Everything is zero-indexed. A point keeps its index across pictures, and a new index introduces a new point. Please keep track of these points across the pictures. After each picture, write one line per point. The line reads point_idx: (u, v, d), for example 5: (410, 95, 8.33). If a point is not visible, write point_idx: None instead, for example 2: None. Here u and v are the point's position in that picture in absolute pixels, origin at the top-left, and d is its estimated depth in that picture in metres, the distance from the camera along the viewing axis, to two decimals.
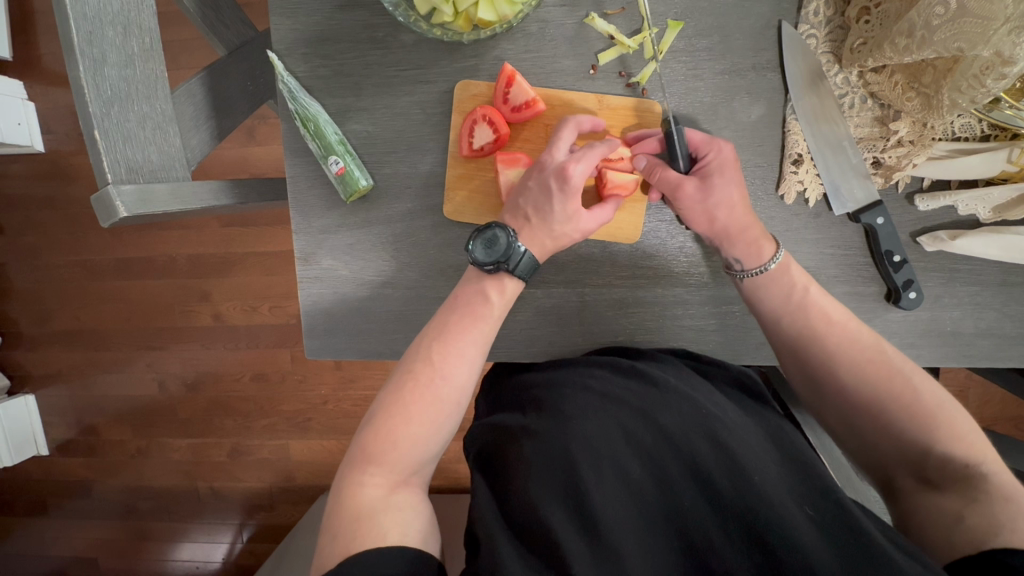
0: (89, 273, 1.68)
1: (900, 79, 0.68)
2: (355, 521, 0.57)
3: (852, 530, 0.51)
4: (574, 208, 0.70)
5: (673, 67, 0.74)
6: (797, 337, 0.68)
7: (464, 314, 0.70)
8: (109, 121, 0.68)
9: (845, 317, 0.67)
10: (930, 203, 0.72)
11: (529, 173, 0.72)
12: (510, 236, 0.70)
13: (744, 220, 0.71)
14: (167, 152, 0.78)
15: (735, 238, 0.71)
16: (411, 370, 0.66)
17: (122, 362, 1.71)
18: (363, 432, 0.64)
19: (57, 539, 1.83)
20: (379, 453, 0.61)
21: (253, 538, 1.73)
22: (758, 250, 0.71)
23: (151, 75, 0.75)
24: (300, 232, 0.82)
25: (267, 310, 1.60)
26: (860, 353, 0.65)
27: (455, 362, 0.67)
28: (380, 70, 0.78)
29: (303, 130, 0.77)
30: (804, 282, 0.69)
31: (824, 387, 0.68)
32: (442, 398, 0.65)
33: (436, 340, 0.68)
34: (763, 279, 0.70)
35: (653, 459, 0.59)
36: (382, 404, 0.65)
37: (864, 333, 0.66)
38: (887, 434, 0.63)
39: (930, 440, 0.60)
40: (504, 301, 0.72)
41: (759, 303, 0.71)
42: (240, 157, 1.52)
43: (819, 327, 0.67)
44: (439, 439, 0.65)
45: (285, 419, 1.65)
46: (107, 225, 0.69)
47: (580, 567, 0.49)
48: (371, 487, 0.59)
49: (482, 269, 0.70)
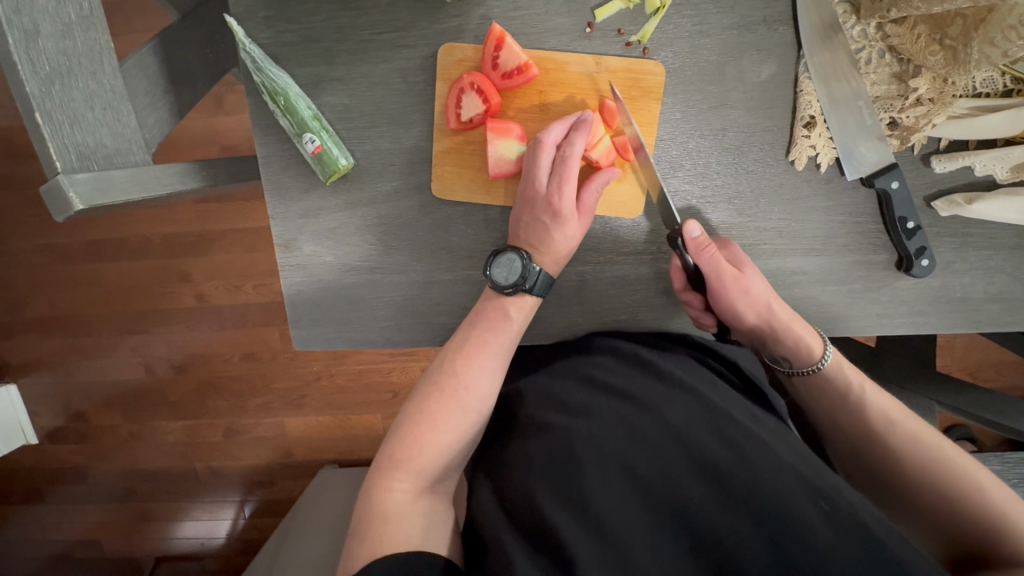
0: (61, 256, 1.60)
1: (924, 31, 0.63)
2: (383, 523, 0.56)
3: (867, 537, 0.48)
4: (571, 231, 0.70)
5: (677, 23, 0.68)
6: (858, 419, 0.67)
7: (484, 327, 0.69)
8: (51, 102, 0.60)
9: (891, 405, 0.66)
10: (947, 164, 0.69)
11: (522, 207, 0.71)
12: (526, 259, 0.69)
13: (788, 315, 0.70)
14: (123, 134, 0.69)
15: (784, 330, 0.70)
16: (437, 381, 0.66)
17: (104, 348, 1.65)
18: (390, 439, 0.63)
19: (58, 523, 1.80)
20: (406, 459, 0.60)
21: (256, 514, 1.71)
22: (807, 348, 0.69)
23: (95, 47, 0.66)
24: (277, 217, 0.76)
25: (251, 288, 1.55)
26: (911, 434, 0.64)
27: (478, 373, 0.66)
28: (354, 34, 0.71)
29: (272, 105, 0.70)
30: (860, 379, 0.67)
31: (863, 455, 0.67)
32: (466, 407, 0.64)
33: (459, 352, 0.68)
34: (816, 376, 0.70)
35: (660, 453, 0.55)
36: (408, 413, 0.65)
37: (915, 423, 0.65)
38: (938, 503, 0.60)
39: (989, 516, 0.57)
40: (522, 315, 0.71)
41: (812, 403, 0.72)
42: (209, 127, 1.41)
43: (875, 424, 0.65)
44: (461, 449, 0.64)
45: (279, 397, 1.61)
46: (63, 220, 0.63)
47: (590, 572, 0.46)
48: (398, 492, 0.58)
49: (502, 292, 0.69)
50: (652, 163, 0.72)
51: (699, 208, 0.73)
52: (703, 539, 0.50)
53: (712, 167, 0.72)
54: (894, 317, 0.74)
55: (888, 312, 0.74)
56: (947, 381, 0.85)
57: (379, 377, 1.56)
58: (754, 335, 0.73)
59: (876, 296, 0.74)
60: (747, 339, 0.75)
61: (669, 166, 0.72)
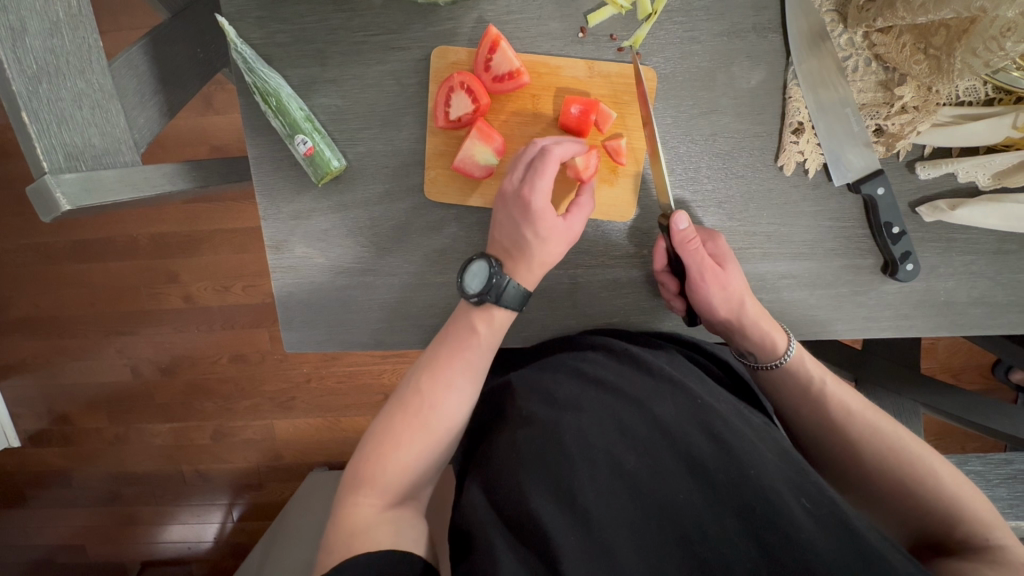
0: (45, 256, 1.58)
1: (908, 40, 0.64)
2: (350, 537, 0.55)
3: (849, 531, 0.48)
4: (546, 228, 0.68)
5: (669, 29, 0.69)
6: (821, 414, 0.67)
7: (454, 343, 0.68)
8: (39, 101, 0.59)
9: (856, 402, 0.66)
10: (932, 171, 0.70)
11: (498, 207, 0.70)
12: (495, 267, 0.68)
13: (755, 311, 0.70)
14: (111, 133, 0.68)
15: (749, 324, 0.70)
16: (404, 399, 0.65)
17: (90, 350, 1.63)
18: (358, 456, 0.62)
19: (41, 528, 1.77)
20: (372, 475, 0.60)
21: (244, 517, 1.69)
22: (773, 344, 0.70)
23: (83, 46, 0.65)
24: (269, 218, 0.76)
25: (240, 289, 1.53)
26: (872, 426, 0.64)
27: (446, 391, 0.65)
28: (347, 36, 0.71)
29: (264, 105, 0.70)
30: (821, 372, 0.68)
31: (824, 448, 0.67)
32: (435, 425, 0.63)
33: (427, 370, 0.66)
34: (779, 371, 0.70)
35: (648, 449, 0.55)
36: (376, 429, 0.64)
37: (873, 414, 0.66)
38: (895, 490, 0.61)
39: (943, 501, 0.59)
40: (492, 331, 0.69)
41: (774, 393, 0.73)
42: (197, 127, 1.40)
43: (837, 416, 0.65)
44: (431, 465, 0.64)
45: (268, 399, 1.60)
46: (50, 220, 0.62)
47: (573, 566, 0.45)
48: (364, 507, 0.58)
49: (470, 301, 0.68)
50: (642, 167, 0.73)
51: (690, 212, 0.74)
52: (688, 533, 0.50)
53: (703, 171, 0.72)
54: (879, 320, 0.76)
55: (874, 315, 0.76)
56: (933, 383, 0.87)
57: (370, 379, 1.55)
58: (721, 328, 0.73)
59: (863, 300, 0.75)
60: (714, 331, 0.76)
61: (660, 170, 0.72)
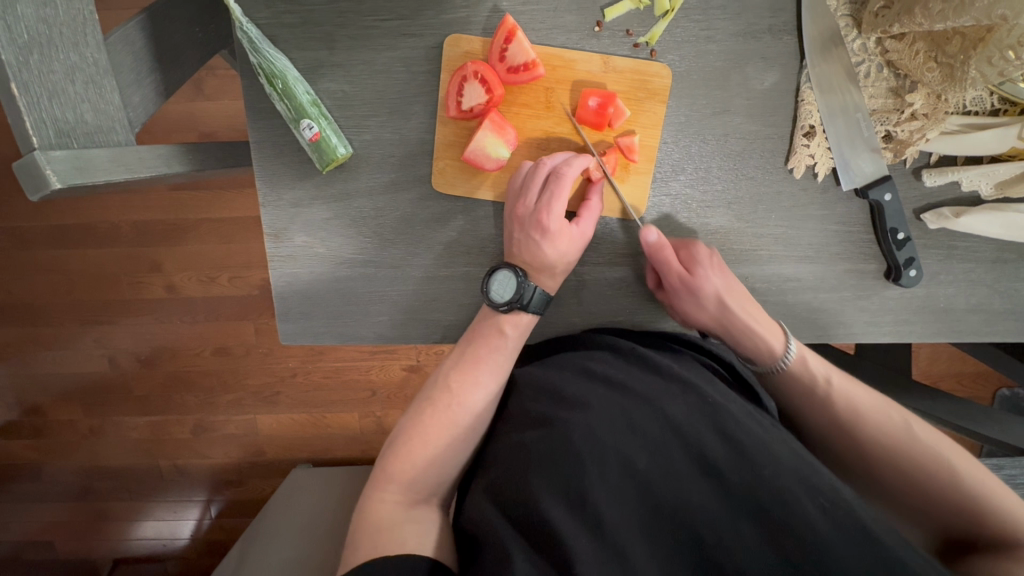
0: (20, 241, 1.51)
1: (922, 48, 0.65)
2: (373, 531, 0.55)
3: (866, 533, 0.48)
4: (565, 245, 0.69)
5: (685, 27, 0.69)
6: (832, 418, 0.67)
7: (480, 344, 0.68)
8: (29, 72, 0.56)
9: (869, 401, 0.67)
10: (937, 178, 0.71)
11: (513, 225, 0.70)
12: (523, 276, 0.68)
13: (746, 314, 0.71)
14: (105, 110, 0.64)
15: (740, 331, 0.71)
16: (431, 398, 0.66)
17: (65, 339, 1.57)
18: (385, 453, 0.64)
19: (8, 524, 1.70)
20: (398, 471, 0.61)
21: (223, 513, 1.65)
22: (767, 348, 0.71)
23: (76, 15, 0.60)
24: (269, 205, 0.73)
25: (226, 280, 1.49)
26: (884, 425, 0.65)
27: (472, 389, 0.66)
28: (357, 20, 0.69)
29: (269, 88, 0.67)
30: (824, 372, 0.69)
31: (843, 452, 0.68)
32: (458, 423, 0.64)
33: (454, 368, 0.67)
34: (783, 374, 0.71)
35: (659, 448, 0.55)
36: (403, 427, 0.65)
37: (885, 412, 0.66)
38: (916, 488, 0.62)
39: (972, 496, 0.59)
40: (518, 333, 0.69)
41: (783, 398, 0.73)
42: (186, 112, 1.36)
43: (847, 418, 0.66)
44: (454, 462, 0.64)
45: (251, 394, 1.56)
46: (37, 198, 0.59)
47: (588, 569, 0.44)
48: (389, 502, 0.58)
49: (497, 310, 0.68)
50: (655, 166, 0.72)
51: (699, 212, 0.74)
52: (702, 535, 0.49)
53: (714, 172, 0.72)
54: (880, 325, 0.76)
55: (875, 320, 0.76)
56: (926, 389, 0.88)
57: (357, 375, 1.53)
58: (718, 335, 0.74)
59: (865, 305, 0.76)
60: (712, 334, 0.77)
61: (670, 169, 0.72)
